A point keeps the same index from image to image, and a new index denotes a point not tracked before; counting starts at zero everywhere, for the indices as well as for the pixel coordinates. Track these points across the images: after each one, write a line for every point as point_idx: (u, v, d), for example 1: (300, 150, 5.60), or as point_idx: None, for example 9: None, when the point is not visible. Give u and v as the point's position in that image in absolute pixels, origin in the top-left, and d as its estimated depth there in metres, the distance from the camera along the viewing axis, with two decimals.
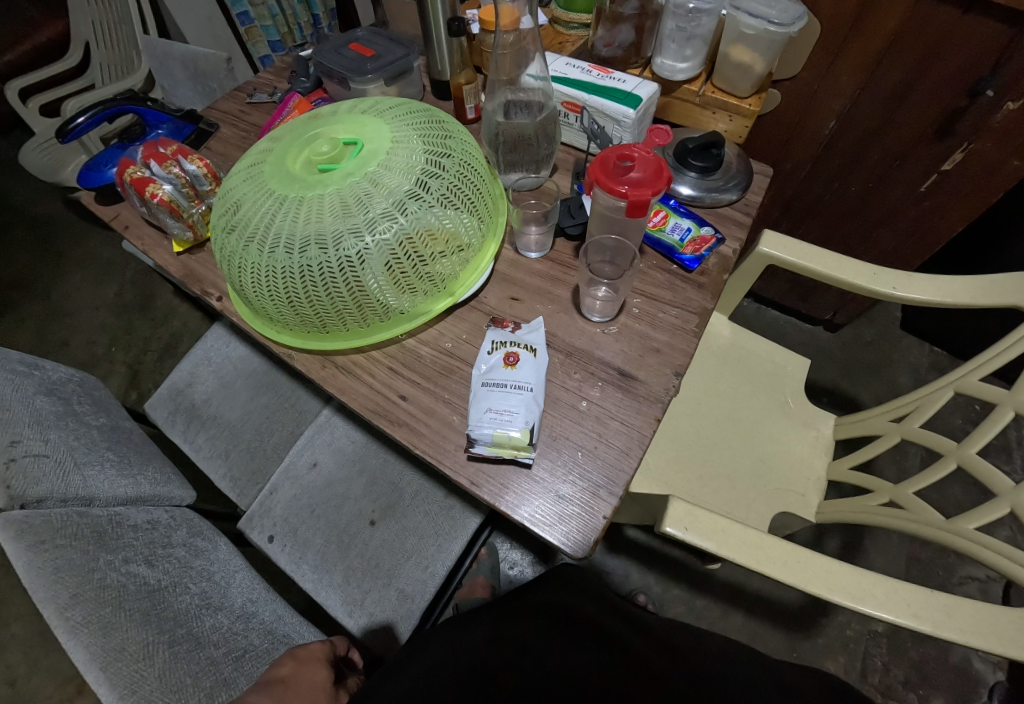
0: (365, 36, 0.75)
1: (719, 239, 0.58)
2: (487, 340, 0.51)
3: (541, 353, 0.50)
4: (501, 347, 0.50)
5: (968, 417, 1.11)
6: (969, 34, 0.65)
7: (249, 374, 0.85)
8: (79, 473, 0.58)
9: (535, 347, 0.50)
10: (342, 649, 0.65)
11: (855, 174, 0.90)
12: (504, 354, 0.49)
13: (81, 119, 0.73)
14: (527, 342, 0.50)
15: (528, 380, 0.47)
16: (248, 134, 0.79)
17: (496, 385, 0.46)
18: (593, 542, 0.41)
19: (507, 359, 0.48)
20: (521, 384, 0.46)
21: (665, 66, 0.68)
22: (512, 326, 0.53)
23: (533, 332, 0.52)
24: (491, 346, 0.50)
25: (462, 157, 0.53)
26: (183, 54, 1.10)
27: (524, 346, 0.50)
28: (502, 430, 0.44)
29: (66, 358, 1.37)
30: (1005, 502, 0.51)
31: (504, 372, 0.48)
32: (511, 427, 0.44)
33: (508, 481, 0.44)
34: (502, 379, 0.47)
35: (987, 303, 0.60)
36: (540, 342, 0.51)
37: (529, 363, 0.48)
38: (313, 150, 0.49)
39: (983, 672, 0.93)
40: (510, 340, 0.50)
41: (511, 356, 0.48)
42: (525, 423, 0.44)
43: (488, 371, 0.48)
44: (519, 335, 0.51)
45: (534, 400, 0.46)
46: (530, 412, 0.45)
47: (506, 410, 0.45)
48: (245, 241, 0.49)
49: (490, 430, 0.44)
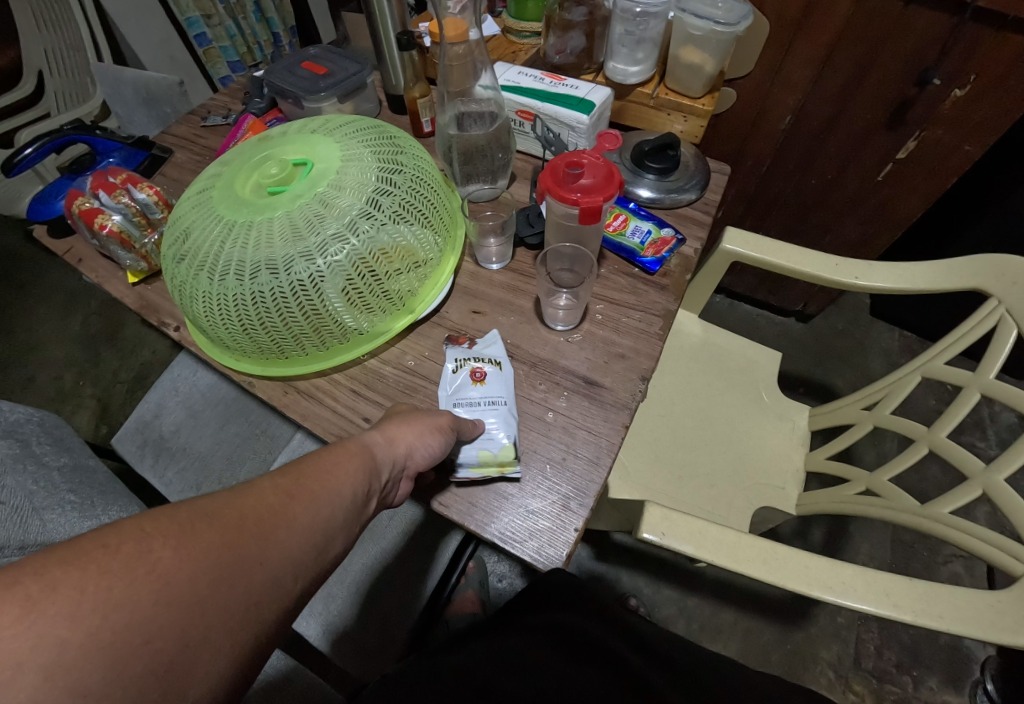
0: (318, 54, 0.74)
1: (679, 240, 0.58)
2: (448, 359, 0.50)
3: (506, 363, 0.50)
4: (465, 363, 0.49)
5: (942, 397, 1.14)
6: (914, 25, 0.67)
7: (218, 403, 0.83)
8: (37, 518, 0.56)
9: (498, 358, 0.50)
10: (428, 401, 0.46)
11: (814, 167, 0.91)
12: (470, 371, 0.48)
13: (27, 151, 0.71)
14: (489, 355, 0.50)
15: (501, 393, 0.47)
16: (202, 158, 0.78)
17: (466, 407, 0.46)
18: (565, 556, 0.40)
19: (473, 376, 0.48)
20: (493, 400, 0.46)
21: (617, 70, 0.68)
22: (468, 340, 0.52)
23: (489, 346, 0.51)
24: (456, 364, 0.49)
25: (415, 172, 0.52)
26: (136, 79, 1.08)
27: (488, 361, 0.50)
28: (488, 446, 0.44)
29: (31, 395, 1.33)
30: (977, 485, 0.53)
31: (473, 390, 0.47)
32: (495, 444, 0.44)
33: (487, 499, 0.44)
34: (473, 397, 0.47)
35: (947, 286, 0.62)
36: (502, 352, 0.51)
37: (495, 375, 0.48)
38: (261, 173, 0.48)
39: (974, 649, 0.94)
40: (474, 357, 0.50)
41: (478, 372, 0.48)
42: (507, 437, 0.44)
43: (458, 390, 0.48)
44: (479, 349, 0.51)
45: (510, 413, 0.46)
46: (511, 425, 0.45)
47: (486, 428, 0.45)
48: (194, 269, 0.47)
49: (474, 450, 0.44)
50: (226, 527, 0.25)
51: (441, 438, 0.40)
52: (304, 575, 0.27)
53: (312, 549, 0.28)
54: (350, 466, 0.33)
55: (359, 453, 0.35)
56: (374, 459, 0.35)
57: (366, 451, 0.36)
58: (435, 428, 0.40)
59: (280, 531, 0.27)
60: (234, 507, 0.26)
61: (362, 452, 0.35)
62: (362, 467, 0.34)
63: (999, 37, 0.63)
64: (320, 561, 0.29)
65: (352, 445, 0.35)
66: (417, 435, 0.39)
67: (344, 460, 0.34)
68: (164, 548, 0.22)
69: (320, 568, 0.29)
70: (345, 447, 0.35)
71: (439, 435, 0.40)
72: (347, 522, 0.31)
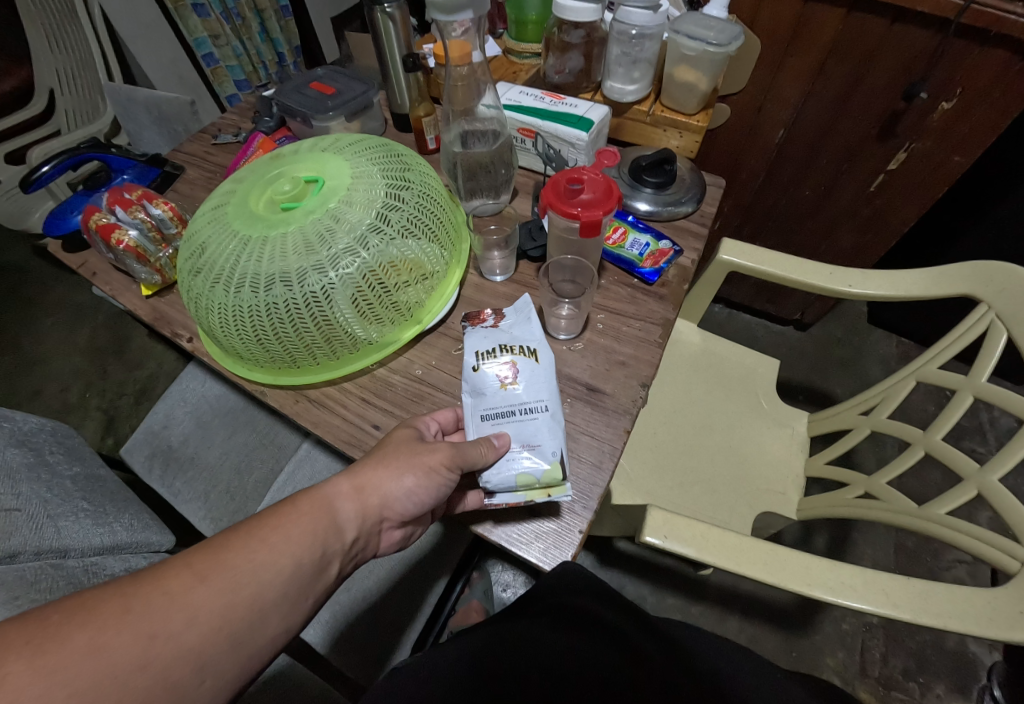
0: (326, 75, 0.77)
1: (677, 251, 0.60)
2: (473, 351, 0.47)
3: (543, 354, 0.47)
4: (494, 358, 0.46)
5: (941, 402, 1.15)
6: (900, 41, 0.70)
7: (226, 413, 0.85)
8: (52, 525, 0.56)
9: (535, 347, 0.47)
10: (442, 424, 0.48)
11: (808, 179, 0.94)
12: (499, 367, 0.46)
13: (45, 168, 0.73)
14: (523, 343, 0.48)
15: (537, 396, 0.45)
16: (213, 175, 0.80)
17: (503, 414, 0.44)
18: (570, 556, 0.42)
19: (502, 376, 0.46)
20: (532, 406, 0.44)
21: (614, 89, 0.71)
22: (495, 317, 0.51)
23: (522, 331, 0.49)
24: (479, 358, 0.47)
25: (422, 189, 0.54)
26: (147, 99, 1.11)
27: (521, 350, 0.47)
28: (528, 471, 0.42)
29: (38, 407, 1.34)
30: (972, 485, 0.54)
31: (502, 391, 0.45)
32: (541, 463, 0.42)
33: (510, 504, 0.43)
34: (502, 400, 0.45)
35: (938, 293, 0.63)
36: (540, 338, 0.49)
37: (527, 371, 0.46)
38: (275, 190, 0.50)
39: (980, 654, 0.94)
40: (501, 348, 0.47)
41: (509, 370, 0.46)
42: (554, 453, 0.42)
43: (486, 388, 0.45)
44: (506, 330, 0.49)
45: (554, 420, 0.44)
46: (555, 436, 0.43)
47: (533, 441, 0.43)
48: (210, 282, 0.49)
49: (513, 473, 0.42)
50: (99, 627, 0.27)
51: (429, 484, 0.40)
52: (204, 664, 0.29)
53: (217, 633, 0.30)
54: (301, 533, 0.35)
55: (316, 515, 0.37)
56: (334, 520, 0.37)
57: (328, 510, 0.37)
58: (423, 473, 0.40)
59: (172, 623, 0.28)
60: (122, 598, 0.28)
61: (321, 515, 0.37)
62: (317, 533, 0.36)
63: (983, 52, 0.66)
64: (232, 647, 0.30)
65: (314, 505, 0.37)
66: (401, 476, 0.40)
67: (295, 528, 0.35)
68: (18, 662, 0.24)
69: (232, 650, 0.30)
70: (305, 507, 0.37)
71: (426, 482, 0.40)
72: (286, 596, 0.33)
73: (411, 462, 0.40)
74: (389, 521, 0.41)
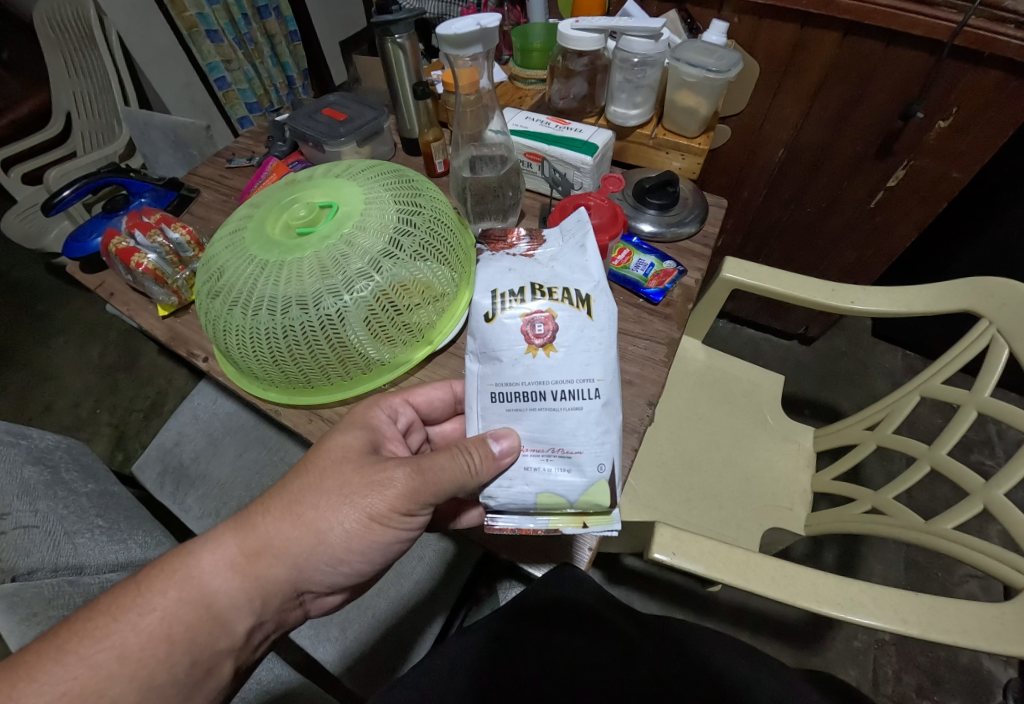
0: (337, 101, 0.79)
1: (681, 271, 0.62)
2: (488, 297, 0.39)
3: (596, 306, 0.38)
4: (522, 305, 0.38)
5: (948, 415, 1.15)
6: (896, 62, 0.72)
7: (238, 430, 0.86)
8: (69, 542, 0.56)
9: (588, 294, 0.38)
10: (410, 423, 0.50)
11: (809, 196, 0.95)
12: (527, 320, 0.37)
13: (66, 193, 0.77)
14: (569, 287, 0.38)
15: (577, 371, 0.36)
16: (228, 198, 0.82)
17: (528, 398, 0.37)
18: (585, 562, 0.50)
19: (529, 334, 0.37)
20: (573, 391, 0.36)
21: (617, 113, 0.73)
22: (528, 246, 0.43)
23: (562, 274, 0.39)
24: (499, 310, 0.38)
25: (433, 213, 0.56)
26: (164, 124, 1.15)
27: (565, 297, 0.38)
28: (547, 488, 0.37)
29: (49, 423, 1.36)
30: (977, 500, 0.54)
31: (526, 358, 0.37)
32: (568, 494, 0.36)
33: (529, 525, 0.39)
34: (523, 373, 0.37)
35: (939, 309, 0.64)
36: (597, 279, 0.39)
37: (569, 329, 0.37)
38: (291, 215, 0.51)
39: (995, 671, 0.93)
40: (528, 297, 0.38)
41: (541, 333, 0.37)
42: (597, 466, 0.36)
43: (505, 351, 0.37)
44: (546, 265, 0.40)
45: (601, 418, 0.36)
46: (595, 434, 0.36)
47: (571, 448, 0.36)
48: (228, 305, 0.51)
49: (532, 495, 0.37)
50: None
51: (366, 533, 0.40)
52: None
53: None
54: (154, 644, 0.35)
55: (178, 611, 0.37)
56: (217, 613, 0.38)
57: (203, 592, 0.38)
58: (365, 518, 0.39)
59: None
60: None
61: (187, 609, 0.37)
62: (180, 639, 0.36)
63: (977, 73, 0.68)
64: None
65: (183, 590, 0.37)
66: (326, 531, 0.39)
67: (143, 635, 0.35)
68: None
69: None
70: (167, 597, 0.37)
71: (356, 543, 0.40)
72: None
73: (345, 501, 0.39)
74: (309, 591, 0.42)
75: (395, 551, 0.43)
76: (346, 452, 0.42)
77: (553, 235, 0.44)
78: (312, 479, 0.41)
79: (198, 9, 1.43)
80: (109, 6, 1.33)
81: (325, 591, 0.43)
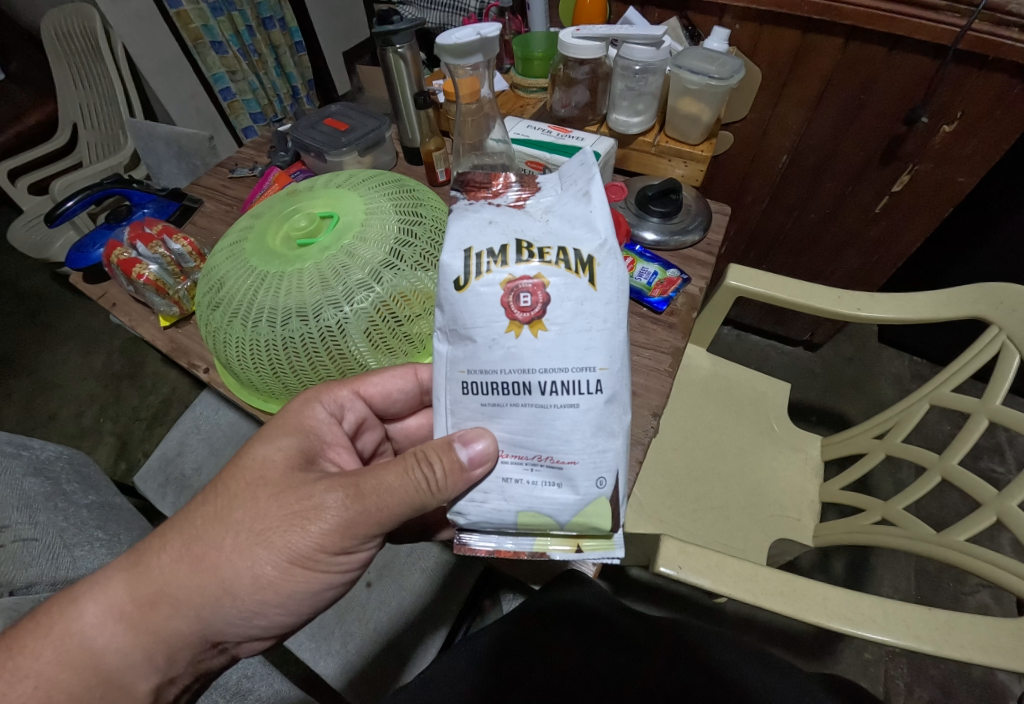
0: (340, 111, 0.79)
1: (684, 280, 0.61)
2: (462, 257, 0.30)
3: (602, 272, 0.29)
4: (503, 269, 0.29)
5: (957, 422, 1.13)
6: (900, 66, 0.71)
7: (238, 440, 0.86)
8: (68, 555, 0.55)
9: (592, 256, 0.30)
10: (358, 423, 0.46)
11: (813, 202, 0.95)
12: (510, 288, 0.29)
13: (69, 203, 0.76)
14: (568, 246, 0.30)
15: (572, 360, 0.29)
16: (231, 208, 0.83)
17: (502, 397, 0.30)
18: None
19: (512, 307, 0.29)
20: (570, 391, 0.29)
21: (619, 121, 0.73)
22: (517, 194, 0.33)
23: (564, 225, 0.31)
24: (472, 275, 0.29)
25: (433, 222, 0.56)
26: (168, 134, 1.16)
27: (561, 261, 0.30)
28: (531, 507, 0.31)
29: (52, 431, 1.36)
30: (990, 511, 0.53)
31: (507, 340, 0.29)
32: (557, 515, 0.31)
33: (509, 546, 0.34)
34: (502, 358, 0.29)
35: (949, 315, 0.63)
36: (604, 239, 0.30)
37: (566, 303, 0.29)
38: (291, 226, 0.51)
39: (1009, 683, 0.91)
40: (510, 259, 0.29)
41: (526, 307, 0.29)
42: (594, 484, 0.30)
43: (481, 331, 0.29)
44: (538, 217, 0.31)
45: (602, 425, 0.30)
46: (592, 442, 0.30)
47: (566, 460, 0.30)
48: (228, 316, 0.50)
49: (513, 513, 0.32)
50: None
51: (289, 577, 0.37)
52: None
53: None
54: None
55: (56, 677, 0.33)
56: (109, 676, 0.35)
57: (90, 652, 0.34)
58: (286, 562, 0.36)
59: None
60: None
61: (68, 674, 0.34)
62: None
63: (982, 76, 0.67)
64: None
65: (62, 650, 0.34)
66: (233, 590, 0.36)
67: None
68: None
69: None
70: (43, 659, 0.34)
71: (271, 593, 0.37)
72: None
73: (258, 542, 0.35)
74: (225, 640, 0.38)
75: (325, 598, 0.40)
76: (274, 464, 0.38)
77: (549, 181, 0.35)
78: (220, 509, 0.37)
79: (203, 21, 1.44)
80: (114, 19, 1.34)
81: (277, 621, 0.39)
